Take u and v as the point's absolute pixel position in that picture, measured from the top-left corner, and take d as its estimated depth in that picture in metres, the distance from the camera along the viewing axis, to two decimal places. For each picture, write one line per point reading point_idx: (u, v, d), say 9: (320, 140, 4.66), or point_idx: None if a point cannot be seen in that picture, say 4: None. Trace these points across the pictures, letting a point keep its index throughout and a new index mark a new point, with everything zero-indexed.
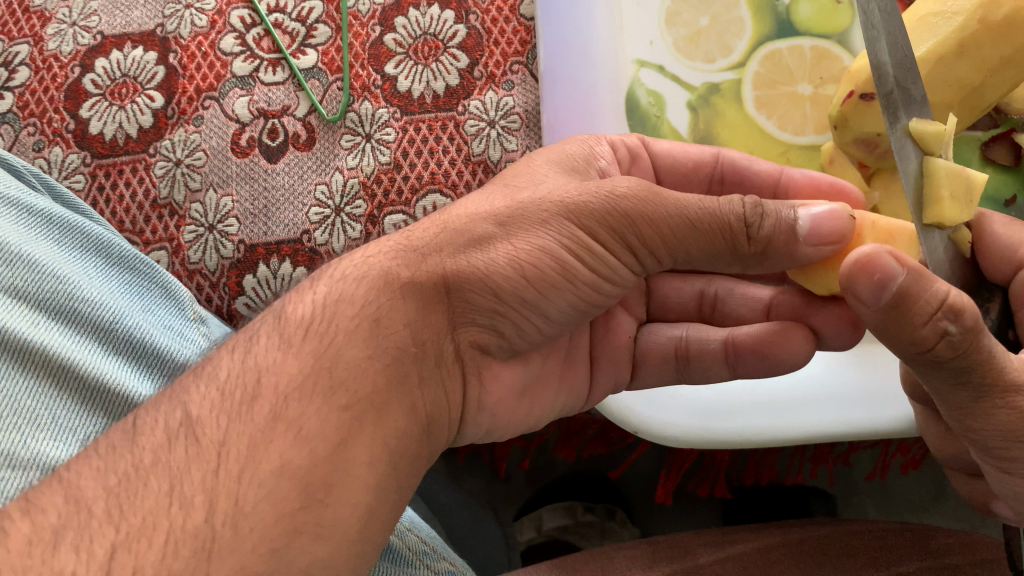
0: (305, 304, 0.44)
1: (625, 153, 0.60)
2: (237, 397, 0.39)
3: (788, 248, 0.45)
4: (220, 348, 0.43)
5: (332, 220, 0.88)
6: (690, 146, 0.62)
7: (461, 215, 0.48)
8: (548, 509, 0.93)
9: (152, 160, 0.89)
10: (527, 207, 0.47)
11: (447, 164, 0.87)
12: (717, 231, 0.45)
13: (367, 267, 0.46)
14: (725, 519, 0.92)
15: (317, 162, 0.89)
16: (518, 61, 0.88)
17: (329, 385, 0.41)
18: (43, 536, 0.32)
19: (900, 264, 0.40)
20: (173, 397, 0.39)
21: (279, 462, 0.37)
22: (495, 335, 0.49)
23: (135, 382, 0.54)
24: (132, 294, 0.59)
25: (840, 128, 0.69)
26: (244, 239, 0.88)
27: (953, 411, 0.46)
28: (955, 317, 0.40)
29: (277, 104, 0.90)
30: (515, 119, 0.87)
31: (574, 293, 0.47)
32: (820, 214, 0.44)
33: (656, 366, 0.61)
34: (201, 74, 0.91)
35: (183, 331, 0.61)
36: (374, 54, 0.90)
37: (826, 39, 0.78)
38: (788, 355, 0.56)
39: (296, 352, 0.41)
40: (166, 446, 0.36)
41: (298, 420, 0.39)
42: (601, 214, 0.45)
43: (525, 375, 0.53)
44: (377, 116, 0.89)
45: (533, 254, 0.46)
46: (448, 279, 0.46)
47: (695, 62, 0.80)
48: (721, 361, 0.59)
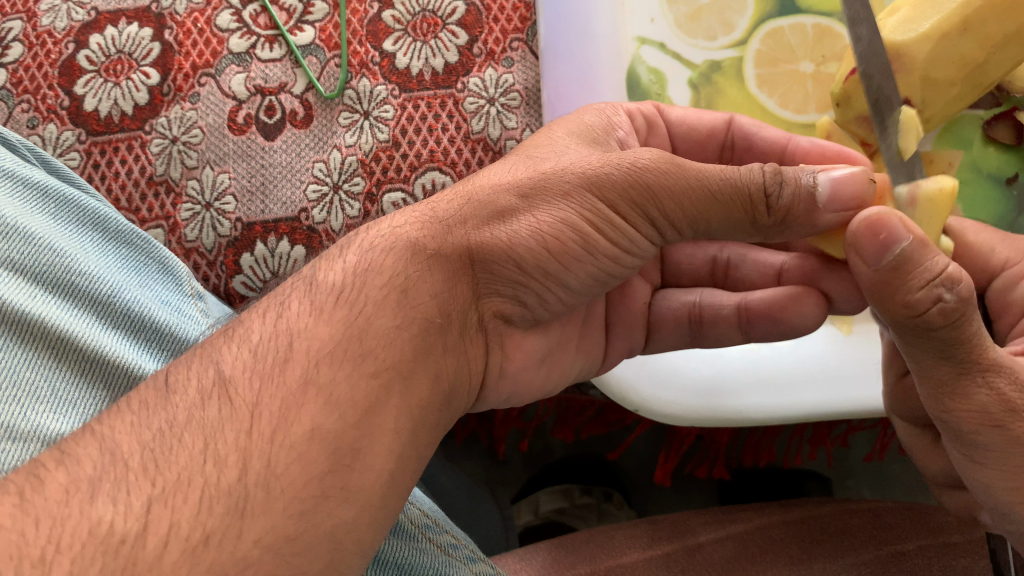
0: (335, 271, 0.44)
1: (641, 121, 0.59)
2: (270, 357, 0.39)
3: (809, 218, 0.44)
4: (247, 311, 0.43)
5: (330, 198, 0.87)
6: (706, 112, 0.62)
7: (483, 185, 0.47)
8: (545, 492, 0.94)
9: (148, 137, 0.88)
10: (551, 177, 0.46)
11: (446, 142, 0.86)
12: (738, 202, 0.44)
13: (395, 236, 0.46)
14: (721, 499, 0.93)
15: (315, 140, 0.88)
16: (518, 38, 0.87)
17: (359, 352, 0.41)
18: (80, 485, 0.32)
19: (907, 229, 0.41)
20: (206, 356, 0.39)
21: (310, 425, 0.37)
22: (517, 305, 0.49)
23: (141, 359, 0.53)
24: (129, 269, 0.58)
25: (842, 105, 0.69)
26: (241, 217, 0.87)
27: (930, 391, 0.46)
28: (952, 285, 0.40)
29: (275, 81, 0.89)
30: (514, 96, 0.86)
31: (595, 264, 0.47)
32: (843, 176, 0.43)
33: (671, 332, 0.60)
34: (197, 50, 0.90)
35: (180, 306, 0.60)
36: (372, 31, 0.89)
37: (827, 17, 0.77)
38: (800, 320, 0.55)
39: (327, 319, 0.41)
40: (200, 404, 0.36)
41: (329, 386, 0.39)
42: (622, 187, 0.45)
43: (545, 344, 0.53)
44: (375, 93, 0.88)
45: (555, 227, 0.45)
46: (473, 251, 0.46)
47: (696, 39, 0.79)
48: (735, 326, 0.58)
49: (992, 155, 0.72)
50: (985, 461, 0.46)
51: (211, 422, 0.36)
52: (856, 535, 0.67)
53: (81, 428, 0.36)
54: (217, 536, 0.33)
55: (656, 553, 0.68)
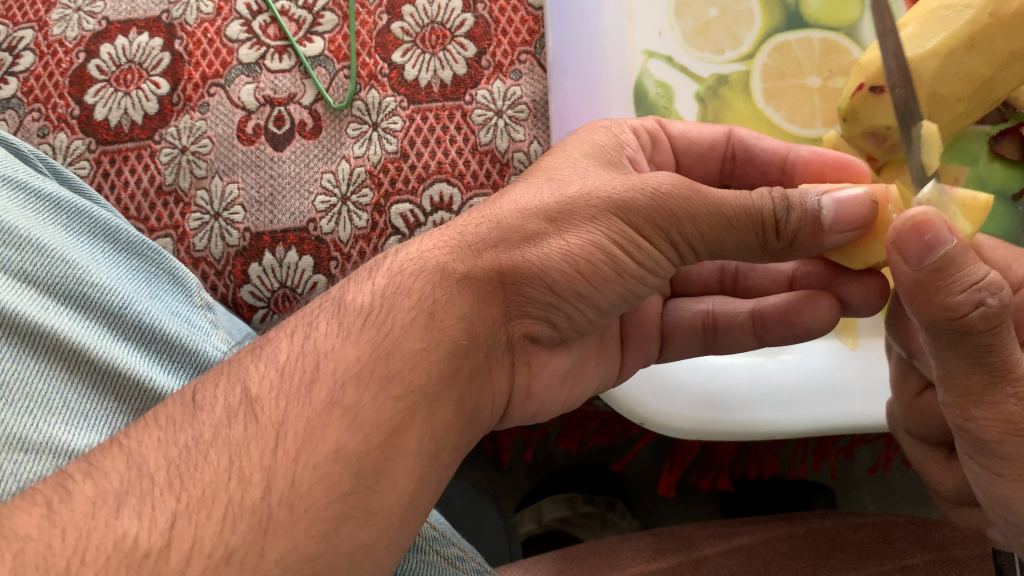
0: (364, 293, 0.44)
1: (647, 136, 0.59)
2: (297, 377, 0.39)
3: (815, 239, 0.45)
4: (274, 330, 0.43)
5: (338, 209, 0.87)
6: (702, 125, 0.62)
7: (511, 209, 0.47)
8: (548, 501, 0.94)
9: (158, 147, 0.89)
10: (577, 201, 0.46)
11: (454, 154, 0.87)
12: (750, 227, 0.45)
13: (423, 260, 0.46)
14: (724, 511, 0.93)
15: (324, 150, 0.88)
16: (526, 50, 0.88)
17: (385, 374, 0.41)
18: (107, 499, 0.33)
19: (951, 233, 0.41)
20: (233, 373, 0.40)
21: (334, 446, 0.37)
22: (548, 326, 0.49)
23: (153, 371, 0.53)
24: (139, 280, 0.58)
25: (849, 121, 0.70)
26: (249, 227, 0.87)
27: (957, 400, 0.46)
28: (996, 291, 0.41)
29: (284, 92, 0.89)
30: (523, 109, 0.86)
31: (622, 284, 0.47)
32: (846, 199, 0.44)
33: (686, 339, 0.61)
34: (207, 60, 0.90)
35: (190, 317, 0.60)
36: (380, 42, 0.89)
37: (835, 31, 0.78)
38: (814, 321, 0.56)
39: (354, 340, 0.41)
40: (227, 421, 0.37)
41: (355, 407, 0.39)
42: (648, 212, 0.45)
43: (569, 361, 0.54)
44: (383, 105, 0.88)
45: (585, 248, 0.46)
46: (504, 274, 0.46)
47: (703, 53, 0.80)
48: (750, 331, 0.59)
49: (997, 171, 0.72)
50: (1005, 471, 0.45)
51: (237, 440, 0.36)
52: (863, 549, 0.67)
53: (108, 441, 0.36)
54: (239, 554, 0.33)
55: (660, 565, 0.68)
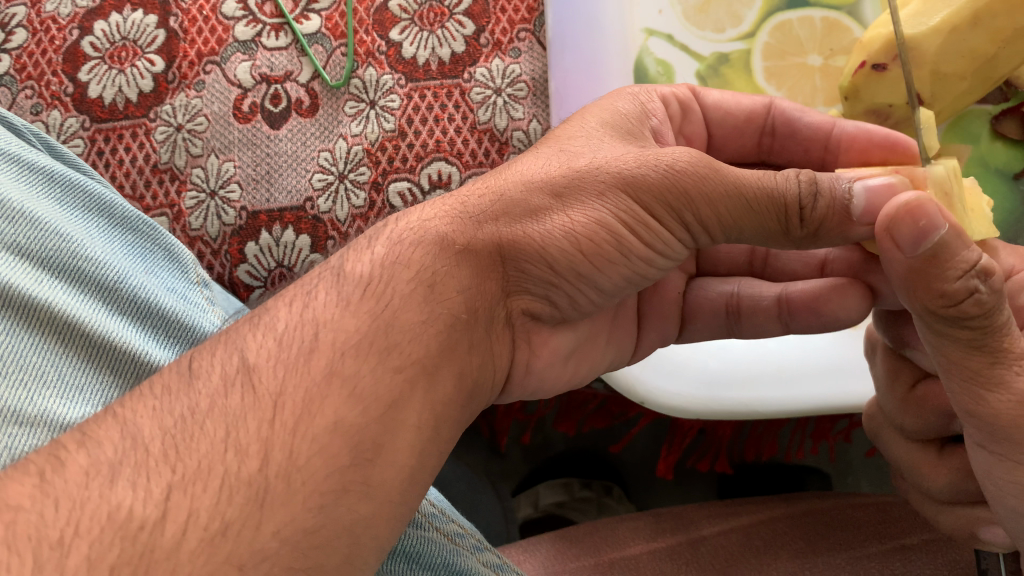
0: (363, 263, 0.44)
1: (676, 106, 0.59)
2: (296, 347, 0.39)
3: (842, 229, 0.44)
4: (273, 299, 0.43)
5: (335, 187, 0.86)
6: (744, 95, 0.61)
7: (514, 182, 0.47)
8: (544, 486, 0.94)
9: (153, 125, 0.87)
10: (584, 176, 0.46)
11: (452, 132, 0.86)
12: (771, 212, 0.44)
13: (423, 230, 0.46)
14: (721, 493, 0.94)
15: (320, 129, 0.87)
16: (525, 28, 0.86)
17: (385, 346, 0.41)
18: (101, 470, 0.32)
19: (944, 216, 0.40)
20: (230, 342, 0.39)
21: (333, 418, 0.37)
22: (548, 306, 0.49)
23: (149, 346, 0.53)
24: (135, 256, 0.57)
25: (851, 98, 0.71)
26: (246, 205, 0.86)
27: (957, 392, 0.45)
28: (986, 276, 0.40)
29: (280, 70, 0.88)
30: (521, 87, 0.85)
31: (628, 267, 0.47)
32: (876, 185, 0.44)
33: (707, 321, 0.60)
34: (203, 38, 0.89)
35: (186, 293, 0.59)
36: (378, 20, 0.88)
37: (836, 10, 0.77)
38: (844, 313, 0.56)
39: (353, 311, 0.41)
40: (223, 392, 0.36)
41: (354, 378, 0.39)
42: (658, 189, 0.45)
43: (574, 340, 0.53)
44: (381, 82, 0.87)
45: (589, 227, 0.45)
46: (503, 248, 0.46)
47: (704, 31, 0.79)
48: (774, 317, 0.58)
49: (999, 151, 0.72)
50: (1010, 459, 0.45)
51: (233, 410, 0.36)
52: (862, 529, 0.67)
53: (104, 410, 0.36)
54: (237, 526, 0.32)
55: (661, 545, 0.68)
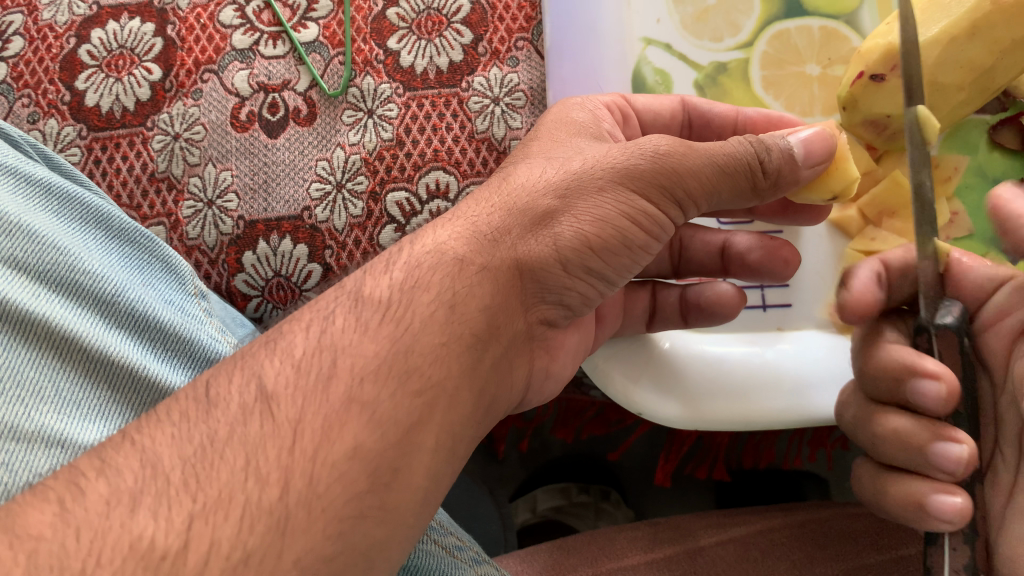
0: (382, 286, 0.45)
1: (618, 113, 0.63)
2: (314, 374, 0.40)
3: (794, 175, 0.49)
4: (288, 322, 0.44)
5: (333, 197, 0.85)
6: (659, 97, 0.66)
7: (521, 190, 0.49)
8: (542, 490, 0.95)
9: (150, 134, 0.87)
10: (582, 177, 0.48)
11: (450, 141, 0.85)
12: (741, 173, 0.48)
13: (441, 253, 0.47)
14: (718, 501, 0.95)
15: (318, 138, 0.86)
16: (523, 37, 0.85)
17: (404, 370, 0.42)
18: (122, 498, 0.34)
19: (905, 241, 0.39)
20: (247, 367, 0.40)
21: (352, 444, 0.39)
22: (561, 308, 0.52)
23: (147, 361, 0.52)
24: (132, 268, 0.57)
25: (849, 109, 0.72)
26: (243, 215, 0.85)
27: None
28: None
29: (277, 78, 0.87)
30: (519, 97, 0.84)
31: (630, 256, 0.50)
32: (809, 136, 0.49)
33: (633, 319, 0.70)
34: (200, 46, 0.88)
35: (183, 305, 0.59)
36: (376, 29, 0.87)
37: (834, 19, 0.78)
38: (726, 308, 0.69)
39: (372, 336, 0.42)
40: (243, 420, 0.38)
41: (373, 404, 0.40)
42: (650, 175, 0.48)
43: (575, 339, 0.60)
44: (379, 92, 0.86)
45: (596, 226, 0.47)
46: (520, 263, 0.48)
47: (702, 40, 0.79)
48: (677, 313, 0.70)
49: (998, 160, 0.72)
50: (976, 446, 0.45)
51: (253, 439, 0.37)
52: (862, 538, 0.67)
53: (120, 436, 0.37)
54: (258, 555, 0.35)
55: (658, 556, 0.68)
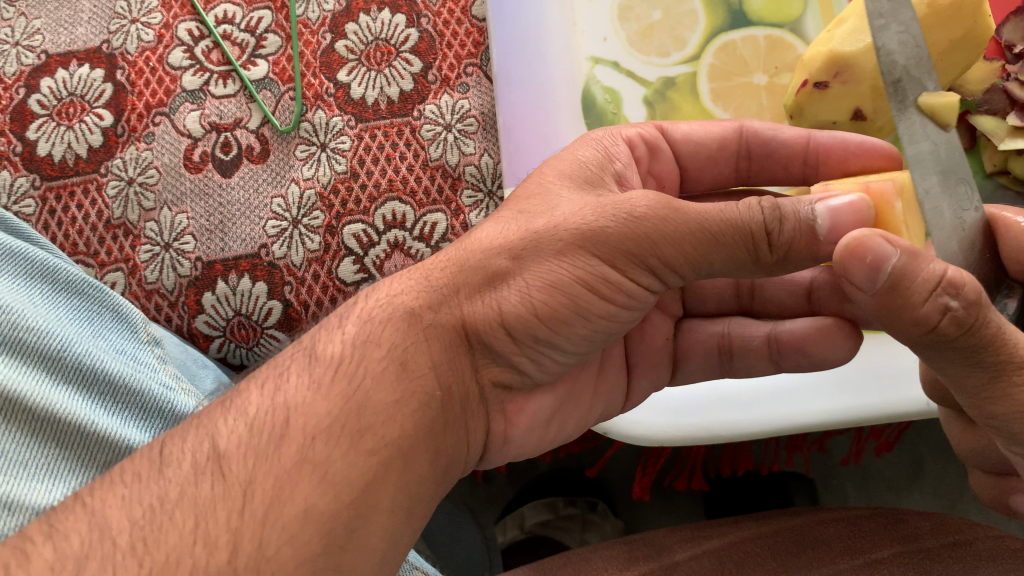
0: (335, 344, 0.46)
1: (643, 147, 0.59)
2: (266, 434, 0.41)
3: (810, 251, 0.44)
4: (246, 381, 0.45)
5: (289, 233, 0.85)
6: (710, 123, 0.60)
7: (473, 250, 0.49)
8: (529, 506, 0.94)
9: (105, 180, 0.87)
10: (542, 238, 0.47)
11: (404, 170, 0.85)
12: (739, 242, 0.44)
13: (393, 306, 0.48)
14: (708, 511, 0.92)
15: (272, 175, 0.86)
16: (472, 63, 0.86)
17: (358, 429, 0.43)
18: (67, 563, 0.35)
19: (892, 245, 0.40)
20: (201, 427, 0.42)
21: (304, 505, 0.39)
22: (514, 372, 0.51)
23: (97, 416, 0.52)
24: (80, 320, 0.57)
25: (796, 116, 0.72)
26: (201, 256, 0.85)
27: (968, 397, 0.44)
28: (955, 292, 0.39)
29: (229, 117, 0.88)
30: (471, 121, 0.85)
31: (586, 325, 0.49)
32: (840, 206, 0.43)
33: (700, 360, 0.62)
34: (150, 90, 0.88)
35: (135, 354, 0.59)
36: (325, 62, 0.87)
37: (779, 27, 0.79)
38: (831, 354, 0.58)
39: (325, 393, 0.43)
40: (194, 480, 0.39)
41: (326, 463, 0.41)
42: (620, 240, 0.46)
43: (553, 401, 0.54)
44: (331, 125, 0.86)
45: (546, 296, 0.47)
46: (467, 324, 0.48)
47: (649, 56, 0.80)
48: (764, 357, 0.61)
49: None
50: None
51: (203, 501, 0.38)
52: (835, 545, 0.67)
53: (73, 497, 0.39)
54: None
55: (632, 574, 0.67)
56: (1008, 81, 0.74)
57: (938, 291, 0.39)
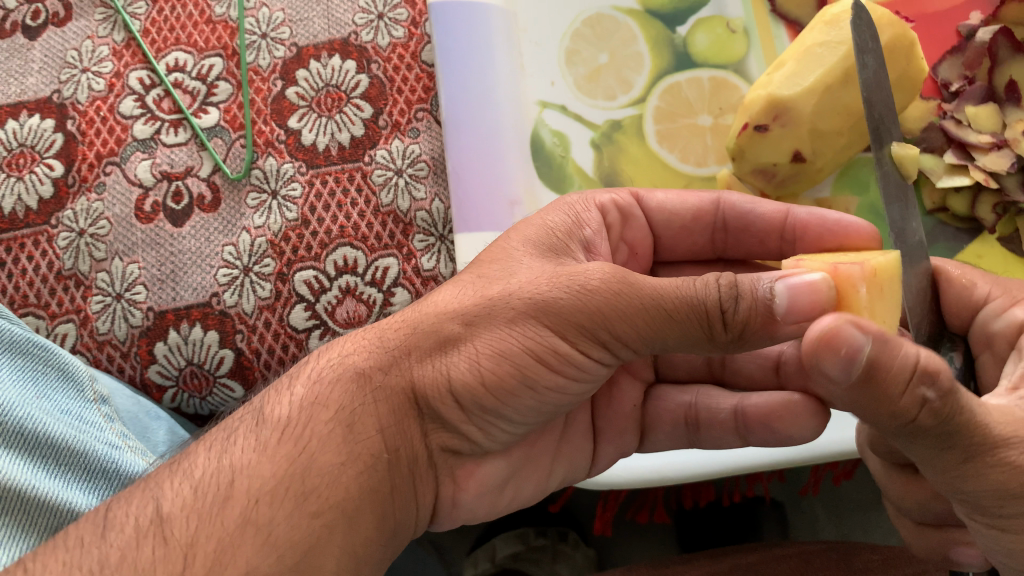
0: (282, 405, 0.46)
1: (615, 214, 0.61)
2: (210, 496, 0.42)
3: (767, 329, 0.43)
4: (197, 443, 0.46)
5: (241, 280, 0.85)
6: (687, 194, 0.63)
7: (427, 314, 0.49)
8: (500, 538, 0.91)
9: (55, 232, 0.87)
10: (496, 305, 0.48)
11: (356, 216, 0.85)
12: (694, 319, 0.44)
13: (343, 367, 0.48)
14: (682, 546, 0.89)
15: (223, 223, 0.87)
16: (423, 108, 0.87)
17: (302, 492, 0.43)
18: None
19: (863, 333, 0.38)
20: (147, 491, 0.43)
21: (245, 568, 0.40)
22: (464, 440, 0.50)
23: (39, 480, 0.52)
24: (24, 381, 0.57)
25: (737, 159, 0.73)
26: (152, 306, 0.85)
27: (941, 475, 0.44)
28: (932, 381, 0.39)
29: (181, 166, 0.89)
30: (422, 167, 0.85)
31: (534, 396, 0.49)
32: (800, 284, 0.41)
33: (667, 430, 0.63)
34: (100, 139, 0.89)
35: (81, 414, 0.58)
36: (276, 109, 0.88)
37: (723, 68, 0.81)
38: (797, 431, 0.58)
39: (270, 455, 0.44)
40: (134, 544, 0.40)
41: (268, 526, 0.41)
42: (572, 312, 0.47)
43: (505, 467, 0.54)
44: (282, 172, 0.87)
45: (493, 361, 0.47)
46: (414, 387, 0.48)
47: (596, 99, 0.81)
48: (731, 429, 0.61)
49: None
50: (1007, 529, 0.44)
51: (144, 564, 0.39)
52: (786, 561, 0.65)
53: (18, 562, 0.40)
54: None
55: None
56: (945, 119, 0.76)
57: (915, 382, 0.39)
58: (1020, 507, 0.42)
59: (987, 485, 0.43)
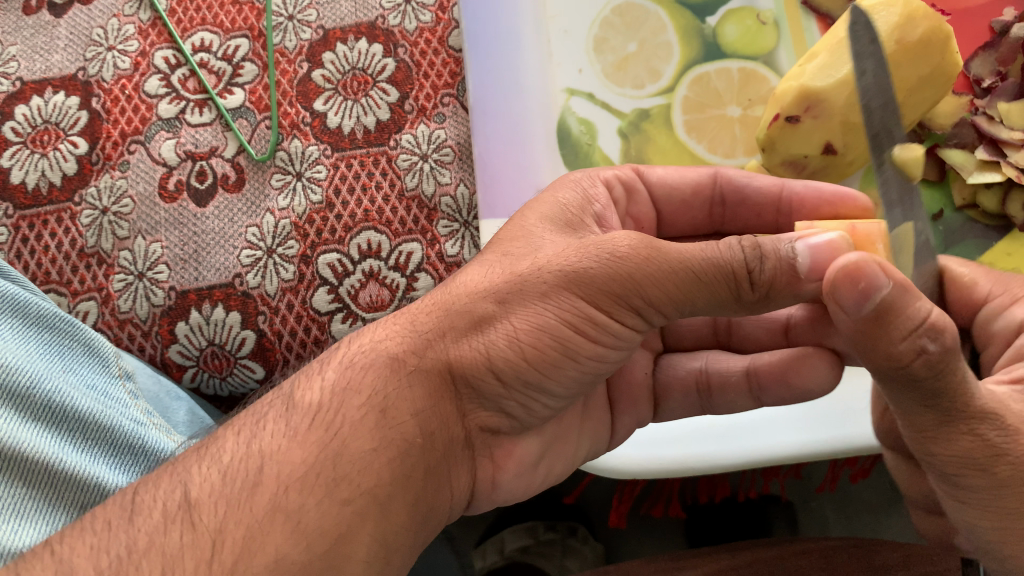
0: (313, 391, 0.46)
1: (620, 188, 0.60)
2: (239, 481, 0.41)
3: (791, 289, 0.44)
4: (225, 427, 0.45)
5: (264, 262, 0.85)
6: (686, 170, 0.62)
7: (460, 294, 0.49)
8: (509, 530, 0.91)
9: (78, 209, 0.87)
10: (527, 280, 0.47)
11: (380, 201, 0.85)
12: (721, 281, 0.45)
13: (376, 352, 0.47)
14: (690, 542, 0.88)
15: (247, 205, 0.86)
16: (449, 93, 0.87)
17: (333, 478, 0.42)
18: None
19: (888, 276, 0.39)
20: (174, 475, 0.42)
21: (274, 556, 0.39)
22: (505, 417, 0.50)
23: (66, 453, 0.52)
24: (51, 355, 0.57)
25: (767, 150, 0.72)
26: (174, 285, 0.85)
27: (912, 433, 0.44)
28: (935, 335, 0.39)
29: (205, 146, 0.88)
30: (446, 152, 0.85)
31: (578, 368, 0.49)
32: (819, 244, 0.43)
33: (679, 399, 0.62)
34: (125, 117, 0.89)
35: (107, 389, 0.58)
36: (302, 91, 0.88)
37: (752, 60, 0.80)
38: (810, 380, 0.57)
39: (301, 442, 0.43)
40: (162, 529, 0.39)
41: (298, 513, 0.40)
42: (603, 281, 0.46)
43: (539, 444, 0.54)
44: (307, 154, 0.87)
45: (532, 334, 0.46)
46: (452, 366, 0.47)
47: (624, 88, 0.80)
48: (745, 391, 0.60)
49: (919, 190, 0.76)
50: (967, 503, 0.44)
51: (171, 550, 0.38)
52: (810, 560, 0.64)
53: (45, 544, 0.39)
54: None
55: None
56: (977, 114, 0.75)
57: (918, 332, 0.39)
58: (980, 480, 0.42)
59: (953, 452, 0.42)
